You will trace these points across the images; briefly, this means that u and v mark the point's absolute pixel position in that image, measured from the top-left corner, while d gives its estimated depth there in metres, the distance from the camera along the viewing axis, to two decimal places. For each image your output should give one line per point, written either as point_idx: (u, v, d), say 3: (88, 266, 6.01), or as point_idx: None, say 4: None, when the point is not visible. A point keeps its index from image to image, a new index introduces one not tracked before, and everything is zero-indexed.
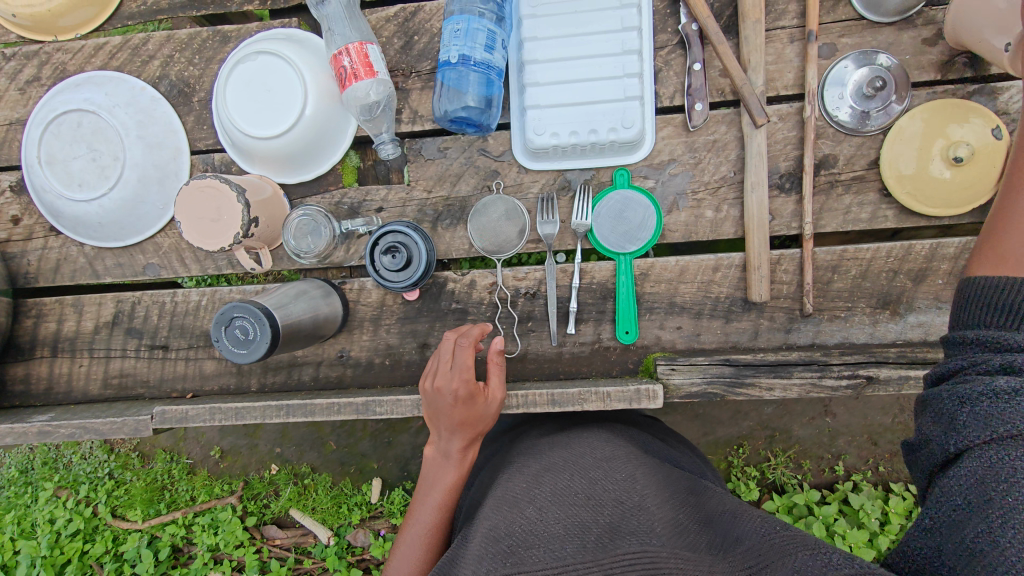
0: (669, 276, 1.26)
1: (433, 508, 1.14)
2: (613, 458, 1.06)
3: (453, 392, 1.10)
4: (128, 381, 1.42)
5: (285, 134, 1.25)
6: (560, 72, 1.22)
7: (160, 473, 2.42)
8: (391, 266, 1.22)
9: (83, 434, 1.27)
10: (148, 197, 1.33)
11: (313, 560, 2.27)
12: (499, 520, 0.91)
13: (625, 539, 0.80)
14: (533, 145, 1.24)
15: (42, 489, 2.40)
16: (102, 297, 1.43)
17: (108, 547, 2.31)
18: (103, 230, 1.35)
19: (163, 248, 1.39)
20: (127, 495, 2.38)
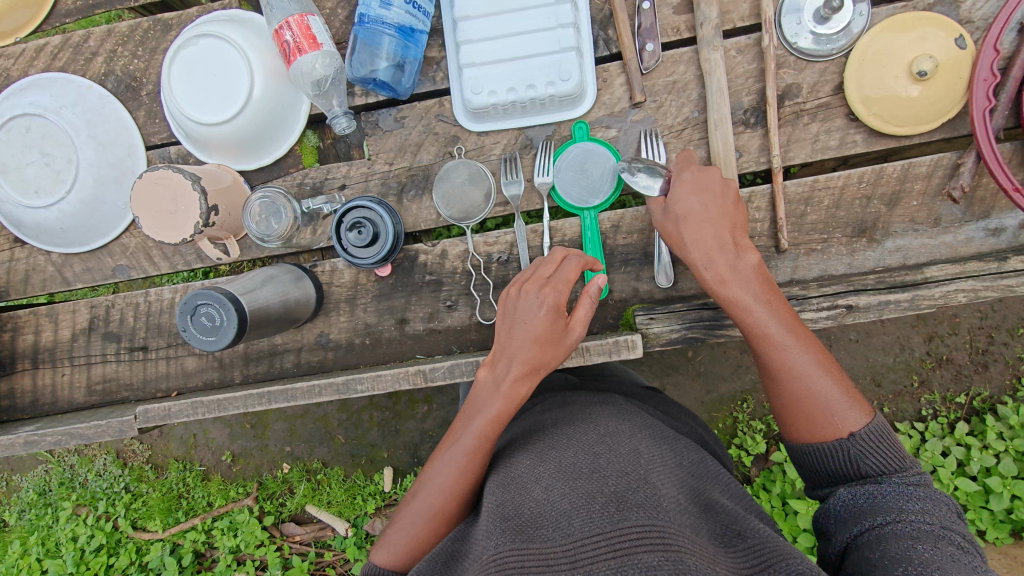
0: (641, 226, 1.24)
1: (476, 431, 1.06)
2: (618, 433, 1.02)
3: (541, 301, 1.09)
4: (112, 385, 1.42)
5: (228, 124, 1.23)
6: (494, 26, 1.18)
7: (175, 482, 2.43)
8: (358, 242, 1.21)
9: (69, 440, 1.27)
10: (110, 196, 1.31)
11: (334, 553, 2.29)
12: (508, 498, 0.92)
13: (631, 510, 0.79)
14: (472, 105, 1.21)
15: (62, 508, 2.44)
16: (76, 304, 1.42)
17: (132, 558, 2.34)
18: (66, 236, 1.34)
19: (130, 248, 1.37)
20: (145, 507, 2.41)
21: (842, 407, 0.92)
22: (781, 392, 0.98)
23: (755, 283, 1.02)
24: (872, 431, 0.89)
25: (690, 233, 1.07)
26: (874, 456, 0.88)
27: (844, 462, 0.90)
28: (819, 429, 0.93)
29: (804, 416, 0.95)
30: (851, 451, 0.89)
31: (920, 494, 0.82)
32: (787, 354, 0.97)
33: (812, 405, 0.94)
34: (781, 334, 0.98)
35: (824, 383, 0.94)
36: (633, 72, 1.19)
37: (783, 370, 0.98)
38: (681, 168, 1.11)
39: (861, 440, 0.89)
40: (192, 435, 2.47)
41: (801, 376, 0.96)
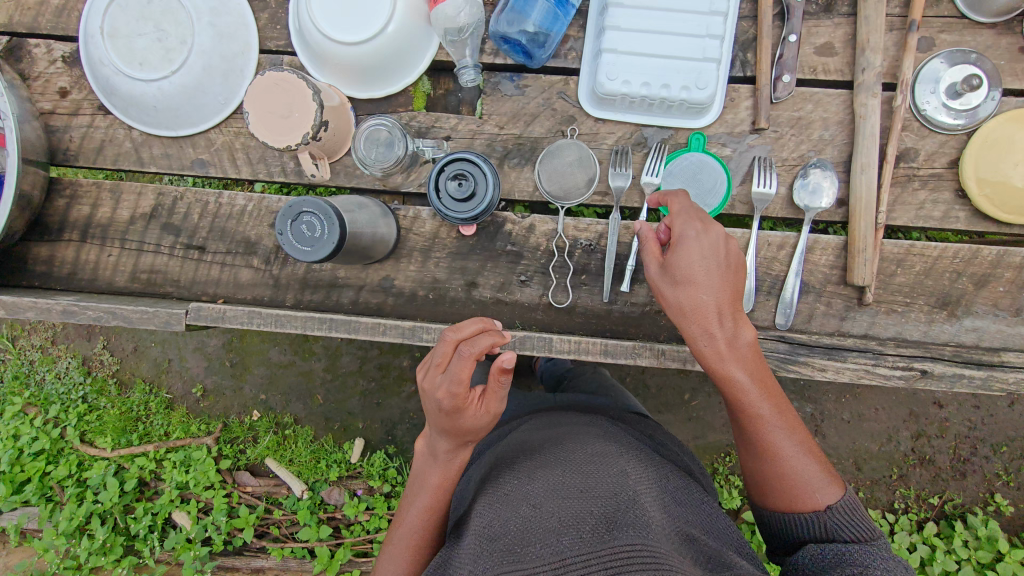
0: (733, 247, 1.25)
1: (418, 509, 1.17)
2: (606, 453, 1.08)
3: (436, 393, 1.00)
4: (157, 277, 1.38)
5: (354, 45, 1.21)
6: (644, 19, 1.16)
7: (136, 403, 2.45)
8: (455, 194, 1.20)
9: (110, 319, 1.22)
10: (212, 89, 1.28)
11: (282, 513, 2.26)
12: (494, 518, 0.99)
13: (620, 531, 0.87)
14: (602, 91, 1.19)
15: (11, 404, 2.42)
16: (142, 187, 1.37)
17: (72, 471, 2.33)
18: (156, 116, 1.30)
19: (216, 145, 1.34)
20: (98, 421, 2.41)
21: (819, 483, 0.96)
22: (764, 469, 1.01)
23: (751, 364, 1.01)
24: (846, 505, 0.94)
25: (706, 292, 1.02)
26: (849, 528, 0.92)
27: (820, 531, 0.94)
28: (796, 503, 0.97)
29: (781, 489, 0.98)
30: (827, 521, 0.94)
31: (888, 555, 0.87)
32: (775, 434, 0.99)
33: (793, 484, 0.97)
34: (772, 415, 1.00)
35: (807, 465, 0.98)
36: (764, 98, 1.21)
37: (762, 449, 1.01)
38: (684, 227, 1.04)
39: (836, 512, 0.94)
40: (166, 360, 2.48)
41: (783, 456, 0.99)
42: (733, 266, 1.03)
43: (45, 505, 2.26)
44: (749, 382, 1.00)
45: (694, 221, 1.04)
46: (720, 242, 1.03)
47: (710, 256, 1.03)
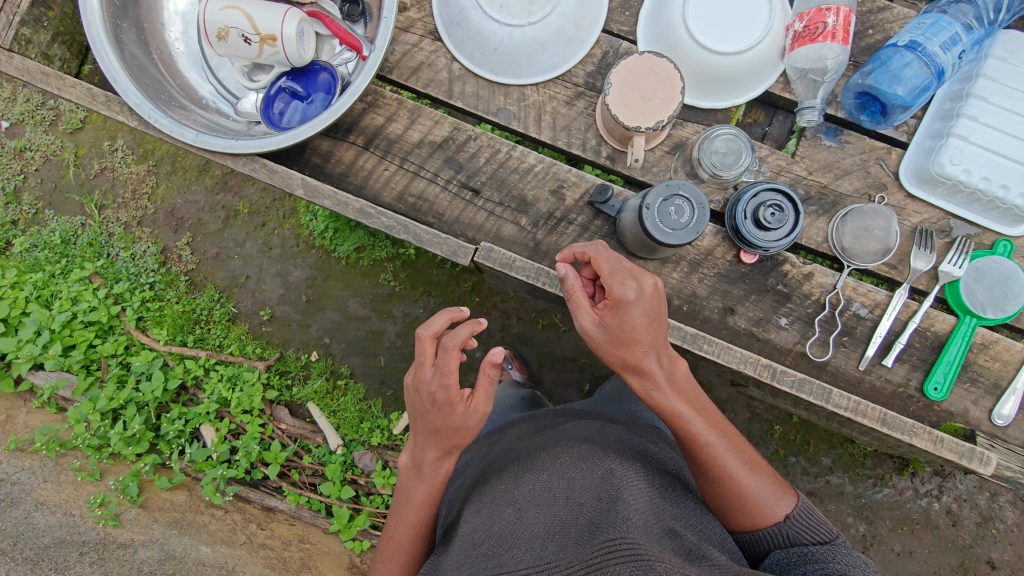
0: (1008, 357, 1.25)
1: (411, 523, 1.27)
2: (591, 456, 1.09)
3: (434, 390, 1.15)
4: (423, 205, 1.39)
5: (715, 54, 1.21)
6: (1003, 120, 1.19)
7: (200, 305, 2.58)
8: (757, 217, 1.21)
9: (400, 232, 1.21)
10: (552, 50, 1.31)
11: (311, 460, 2.40)
12: (478, 522, 1.06)
13: (602, 530, 0.86)
14: (938, 171, 1.21)
15: (79, 268, 2.55)
16: (440, 117, 1.38)
17: (118, 351, 2.43)
18: (489, 57, 1.32)
19: (528, 101, 1.36)
20: (159, 313, 2.54)
21: (773, 498, 1.04)
22: (715, 490, 1.08)
23: (685, 397, 1.10)
24: (801, 511, 1.02)
25: (642, 319, 1.06)
26: (805, 531, 0.99)
27: (780, 540, 1.01)
28: (756, 518, 1.04)
29: (744, 499, 1.05)
30: (785, 530, 1.01)
31: (842, 553, 0.92)
32: (722, 455, 1.08)
33: (751, 504, 1.04)
34: (707, 435, 1.08)
35: (755, 483, 1.06)
36: None
37: (721, 477, 1.07)
38: (620, 283, 1.06)
39: (794, 522, 1.01)
40: (243, 276, 2.63)
41: (736, 477, 1.06)
42: (655, 296, 1.07)
43: (83, 376, 2.35)
44: (692, 414, 1.09)
45: (628, 278, 1.06)
46: (653, 293, 1.08)
47: (643, 308, 1.07)
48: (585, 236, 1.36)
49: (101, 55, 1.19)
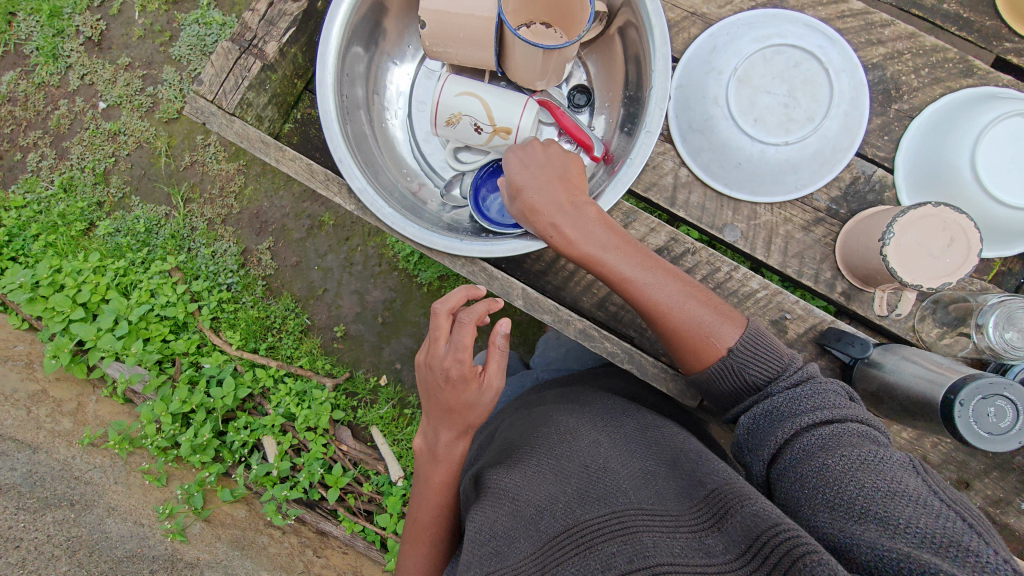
0: None
1: (434, 509, 1.17)
2: (579, 429, 1.08)
3: (455, 362, 1.03)
4: (625, 317, 1.27)
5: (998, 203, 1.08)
6: None
7: (275, 313, 2.46)
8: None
9: (626, 362, 1.12)
10: (802, 171, 1.18)
11: (370, 488, 2.27)
12: (482, 516, 0.96)
13: (592, 504, 0.87)
14: None
15: (162, 259, 2.44)
16: (658, 224, 1.26)
17: (188, 350, 2.32)
18: (727, 170, 1.20)
19: (758, 220, 1.23)
20: (234, 315, 2.43)
21: (716, 325, 0.98)
22: (682, 350, 1.01)
23: (609, 232, 1.04)
24: (746, 339, 0.97)
25: (551, 199, 1.04)
26: (756, 363, 0.95)
27: (732, 377, 0.97)
28: (703, 355, 0.99)
29: (715, 348, 0.98)
30: (733, 364, 0.96)
31: (808, 393, 0.90)
32: (647, 290, 1.00)
33: (694, 336, 0.99)
34: (635, 275, 1.01)
35: (693, 310, 0.99)
36: None
37: (664, 324, 1.01)
38: (505, 154, 1.08)
39: (741, 351, 0.96)
40: (321, 288, 2.50)
41: (670, 309, 1.00)
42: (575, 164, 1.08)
43: (156, 373, 2.26)
44: (604, 251, 1.02)
45: (519, 146, 1.08)
46: (526, 150, 1.07)
47: (530, 156, 1.07)
48: None
49: (330, 131, 1.11)
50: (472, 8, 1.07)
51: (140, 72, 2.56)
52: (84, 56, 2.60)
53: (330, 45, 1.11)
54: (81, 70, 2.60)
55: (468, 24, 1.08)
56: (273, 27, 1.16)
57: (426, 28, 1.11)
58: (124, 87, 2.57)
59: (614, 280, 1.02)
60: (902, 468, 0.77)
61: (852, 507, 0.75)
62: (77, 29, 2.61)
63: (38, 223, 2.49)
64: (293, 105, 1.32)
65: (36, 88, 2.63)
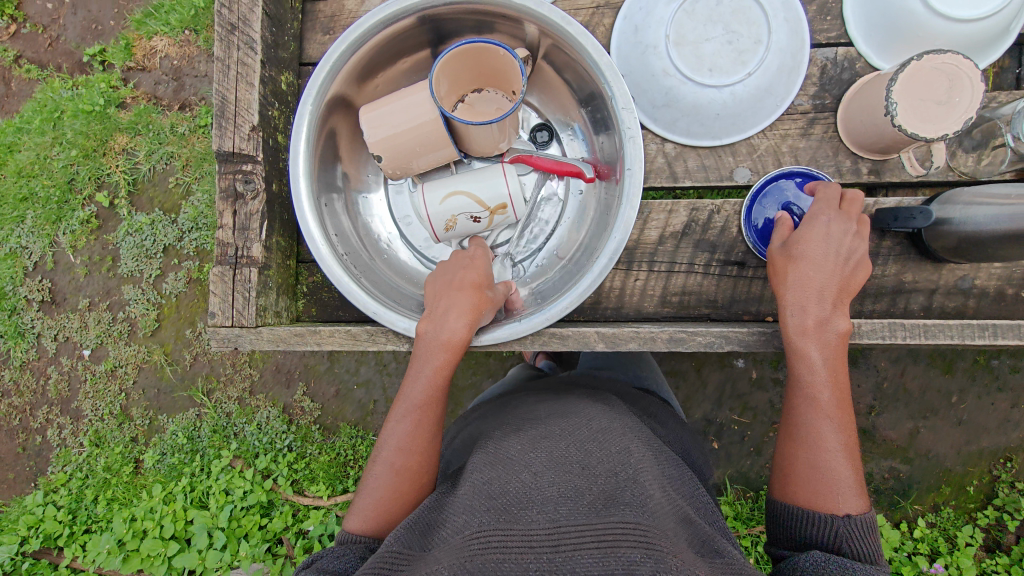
0: None
1: (427, 389, 1.08)
2: (610, 431, 1.05)
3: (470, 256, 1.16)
4: (691, 300, 1.27)
5: (968, 22, 1.07)
6: None
7: (344, 448, 2.41)
8: None
9: (725, 344, 1.12)
10: (777, 89, 1.18)
11: None
12: (493, 475, 0.94)
13: (618, 508, 0.83)
14: None
15: (219, 457, 2.43)
16: (674, 204, 1.27)
17: (288, 523, 2.29)
18: (710, 125, 1.21)
19: (759, 150, 1.23)
20: (308, 469, 2.39)
21: (849, 492, 0.94)
22: (797, 454, 0.99)
23: (831, 350, 1.02)
24: (862, 521, 0.92)
25: (813, 303, 1.03)
26: (857, 540, 0.90)
27: (827, 533, 0.92)
28: (816, 499, 0.95)
29: (836, 500, 0.94)
30: (839, 530, 0.91)
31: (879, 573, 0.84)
32: (823, 420, 0.99)
33: (824, 477, 0.96)
34: (825, 390, 1.00)
35: (840, 466, 0.96)
36: None
37: (816, 439, 0.99)
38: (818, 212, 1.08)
39: (853, 523, 0.91)
40: (371, 401, 2.45)
41: (827, 444, 0.98)
42: (854, 265, 1.05)
43: (272, 560, 2.21)
44: (824, 363, 1.01)
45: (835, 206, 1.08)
46: (835, 226, 1.06)
47: (840, 244, 1.05)
48: (879, 262, 1.21)
49: (352, 295, 1.11)
50: (413, 121, 1.10)
51: (104, 304, 2.50)
52: (46, 318, 2.53)
53: (310, 221, 1.11)
54: (51, 332, 2.53)
55: (417, 135, 1.11)
56: (249, 231, 1.16)
57: (383, 160, 1.14)
58: (97, 324, 2.51)
59: (803, 367, 1.02)
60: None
61: None
62: (25, 298, 2.52)
63: (91, 486, 2.47)
64: (295, 282, 1.32)
65: (21, 371, 2.55)
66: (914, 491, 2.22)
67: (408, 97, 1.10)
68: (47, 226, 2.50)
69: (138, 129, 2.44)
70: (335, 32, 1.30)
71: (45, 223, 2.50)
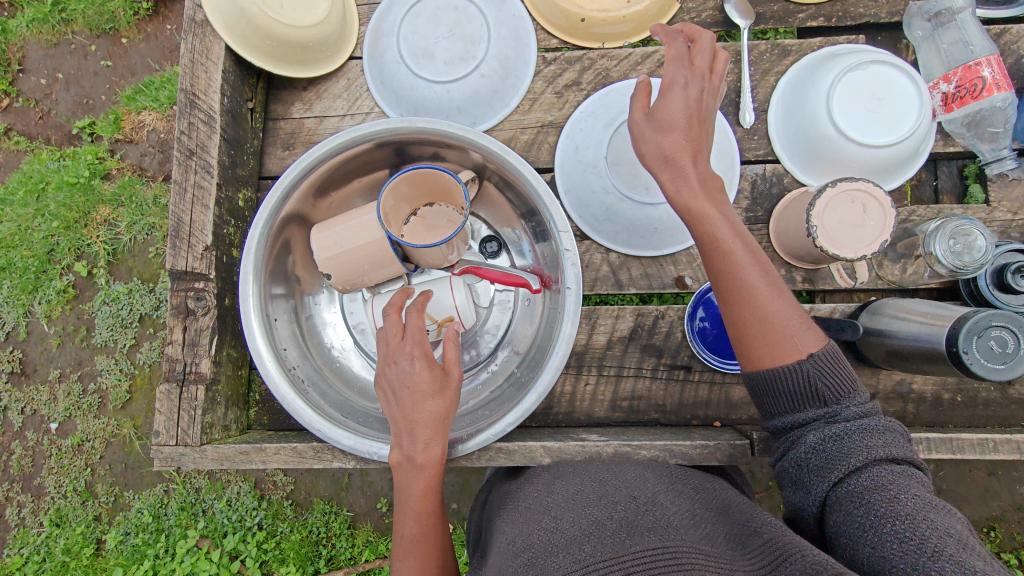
0: None
1: (416, 517, 1.06)
2: (623, 463, 1.06)
3: (410, 358, 1.05)
4: (640, 404, 1.28)
5: (885, 147, 1.16)
6: None
7: (317, 525, 2.31)
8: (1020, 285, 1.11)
9: (668, 458, 1.13)
10: None
11: None
12: (516, 532, 0.89)
13: (641, 535, 0.79)
14: None
15: (184, 536, 2.34)
16: (619, 310, 1.30)
17: None
18: (649, 237, 1.26)
19: (698, 259, 1.29)
20: (278, 549, 2.30)
21: (799, 330, 0.91)
22: (752, 342, 0.93)
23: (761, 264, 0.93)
24: (829, 354, 0.89)
25: (660, 137, 0.96)
26: (828, 377, 0.88)
27: (812, 400, 0.88)
28: (783, 347, 0.91)
29: (791, 342, 0.90)
30: (808, 371, 0.88)
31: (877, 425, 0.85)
32: (760, 301, 0.92)
33: (773, 326, 0.91)
34: (752, 278, 0.92)
35: (771, 301, 0.92)
36: None
37: (748, 291, 0.92)
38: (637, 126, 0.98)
39: (818, 361, 0.88)
40: (345, 476, 2.35)
41: (758, 293, 0.92)
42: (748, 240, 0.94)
43: None
44: (744, 251, 0.93)
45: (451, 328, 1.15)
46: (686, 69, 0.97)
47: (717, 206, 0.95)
48: None
49: (299, 413, 1.11)
50: (363, 240, 1.14)
51: (75, 375, 2.44)
52: (14, 390, 2.46)
53: (258, 340, 1.13)
54: (18, 405, 2.45)
55: (366, 253, 1.15)
56: (198, 346, 1.17)
57: (332, 276, 1.17)
58: (67, 397, 2.43)
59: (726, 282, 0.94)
60: (961, 523, 0.71)
61: (925, 543, 0.68)
62: None
63: (48, 569, 2.38)
64: (247, 391, 1.32)
65: None
66: None
67: (359, 216, 1.15)
68: (22, 296, 2.46)
69: (122, 201, 2.44)
70: (294, 147, 1.37)
71: (20, 294, 2.46)
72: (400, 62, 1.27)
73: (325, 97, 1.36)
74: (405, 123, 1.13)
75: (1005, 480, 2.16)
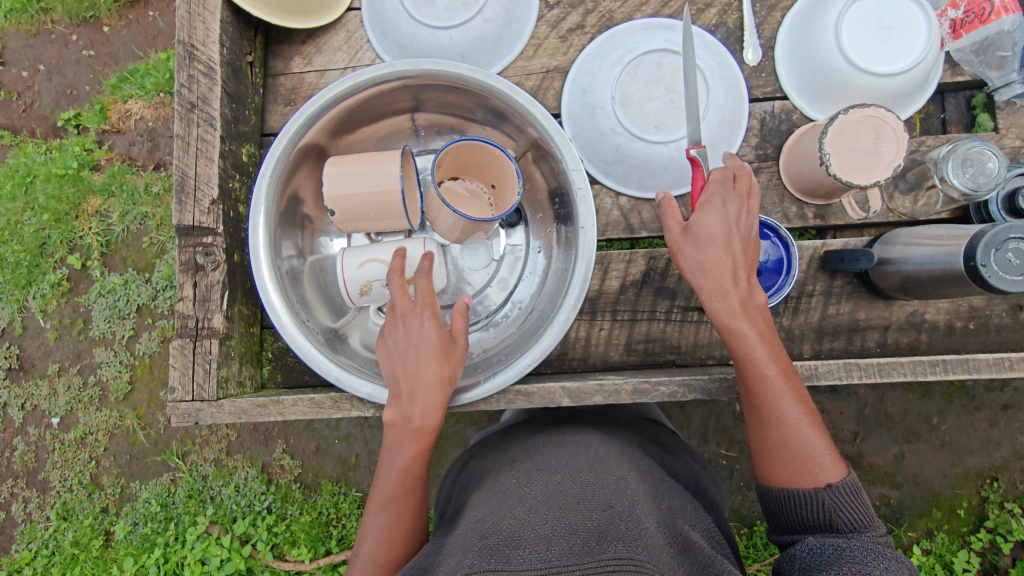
0: None
1: (397, 479, 1.06)
2: (607, 459, 1.03)
3: (422, 318, 1.07)
4: (656, 346, 1.29)
5: (896, 76, 1.15)
6: None
7: (326, 507, 2.31)
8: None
9: (687, 393, 1.14)
10: (720, 140, 1.24)
11: None
12: (487, 512, 0.90)
13: (609, 546, 0.79)
14: None
15: (193, 524, 2.32)
16: (632, 254, 1.29)
17: None
18: (660, 178, 1.25)
19: None
20: (288, 532, 2.30)
21: (825, 463, 0.93)
22: (764, 431, 0.98)
23: (761, 323, 0.99)
24: (847, 485, 0.91)
25: (704, 254, 0.99)
26: (844, 510, 0.89)
27: (819, 513, 0.90)
28: (797, 473, 0.94)
29: (801, 418, 0.96)
30: (824, 501, 0.90)
31: (881, 551, 0.82)
32: (780, 396, 0.97)
33: (796, 453, 0.95)
34: (768, 361, 0.97)
35: (808, 433, 0.95)
36: None
37: (776, 414, 0.97)
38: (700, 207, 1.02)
39: (836, 493, 0.90)
40: (353, 456, 2.36)
41: (783, 411, 0.96)
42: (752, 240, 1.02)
43: None
44: (756, 338, 0.98)
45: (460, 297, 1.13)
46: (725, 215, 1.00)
47: (715, 244, 0.99)
48: (833, 301, 1.24)
49: (315, 363, 1.10)
50: (373, 188, 1.12)
51: (75, 368, 2.41)
52: (13, 386, 2.43)
53: (271, 292, 1.12)
54: (17, 401, 2.43)
55: (377, 201, 1.14)
56: (209, 302, 1.16)
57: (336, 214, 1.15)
58: (67, 390, 2.41)
59: (755, 377, 0.98)
60: None
61: None
62: None
63: (58, 563, 2.37)
64: (260, 349, 1.31)
65: None
66: (905, 518, 2.18)
67: (368, 164, 1.13)
68: (16, 292, 2.43)
69: (112, 191, 2.40)
70: (295, 103, 1.34)
71: (13, 289, 2.43)
72: (401, 10, 1.25)
73: (324, 50, 1.33)
74: (410, 65, 1.11)
75: (1005, 429, 2.19)
